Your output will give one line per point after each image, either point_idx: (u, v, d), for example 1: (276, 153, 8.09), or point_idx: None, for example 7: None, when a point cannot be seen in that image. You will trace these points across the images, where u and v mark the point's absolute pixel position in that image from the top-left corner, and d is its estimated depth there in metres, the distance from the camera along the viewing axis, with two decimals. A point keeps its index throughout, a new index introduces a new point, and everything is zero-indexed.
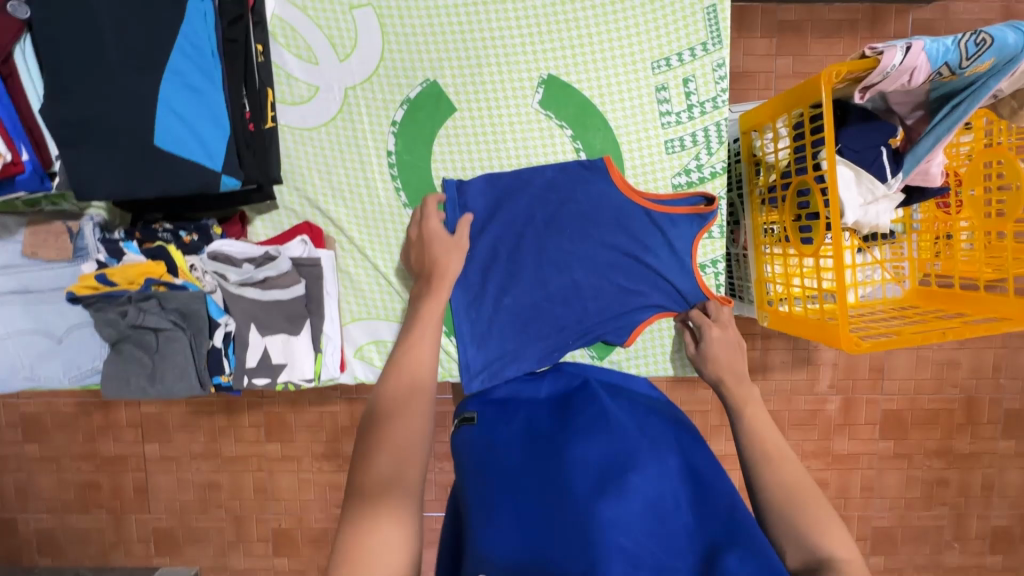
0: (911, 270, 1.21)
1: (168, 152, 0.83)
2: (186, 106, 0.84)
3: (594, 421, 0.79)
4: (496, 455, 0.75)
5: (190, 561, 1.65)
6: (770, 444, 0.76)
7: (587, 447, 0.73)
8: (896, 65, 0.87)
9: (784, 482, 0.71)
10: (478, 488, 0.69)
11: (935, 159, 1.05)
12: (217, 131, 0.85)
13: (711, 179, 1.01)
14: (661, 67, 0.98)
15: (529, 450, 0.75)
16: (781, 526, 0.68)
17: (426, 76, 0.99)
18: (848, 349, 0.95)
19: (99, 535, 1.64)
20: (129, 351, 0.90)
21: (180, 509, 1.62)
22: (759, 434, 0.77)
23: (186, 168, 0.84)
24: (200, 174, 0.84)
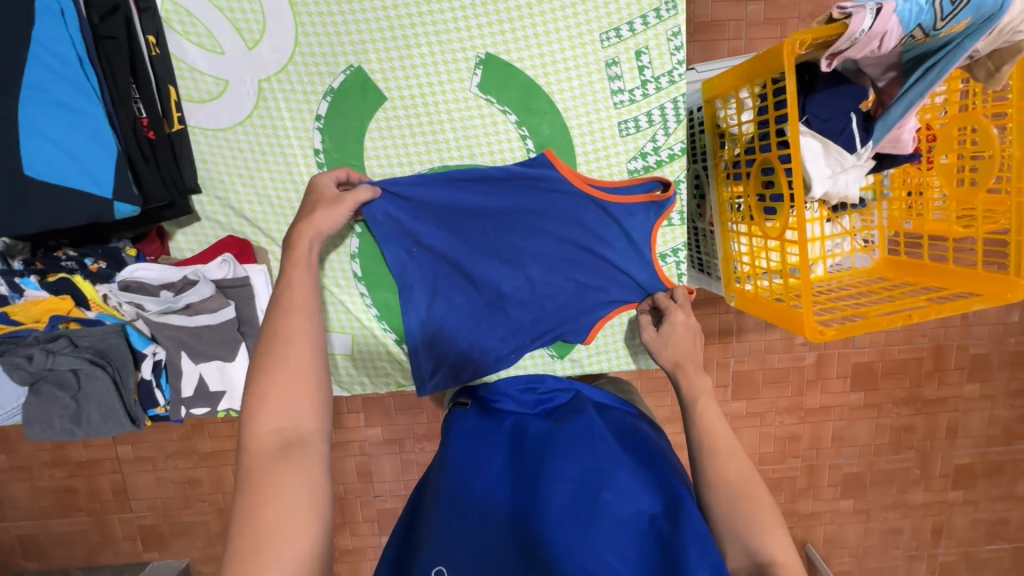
0: (881, 240, 1.18)
1: (42, 180, 0.72)
2: (57, 128, 0.72)
3: (583, 431, 0.80)
4: (477, 462, 0.77)
5: (180, 554, 1.64)
6: (719, 438, 0.74)
7: (571, 460, 0.75)
8: (865, 30, 0.79)
9: (730, 478, 0.70)
10: (452, 489, 0.73)
11: (907, 124, 0.98)
12: (99, 151, 0.74)
13: (670, 162, 0.93)
14: (610, 39, 0.88)
15: (517, 460, 0.78)
16: (722, 525, 0.68)
17: (349, 62, 0.88)
18: (812, 337, 0.89)
19: (84, 536, 1.62)
20: (49, 392, 0.83)
21: (163, 506, 1.60)
22: (710, 426, 0.75)
23: (68, 196, 0.72)
24: (87, 201, 0.73)
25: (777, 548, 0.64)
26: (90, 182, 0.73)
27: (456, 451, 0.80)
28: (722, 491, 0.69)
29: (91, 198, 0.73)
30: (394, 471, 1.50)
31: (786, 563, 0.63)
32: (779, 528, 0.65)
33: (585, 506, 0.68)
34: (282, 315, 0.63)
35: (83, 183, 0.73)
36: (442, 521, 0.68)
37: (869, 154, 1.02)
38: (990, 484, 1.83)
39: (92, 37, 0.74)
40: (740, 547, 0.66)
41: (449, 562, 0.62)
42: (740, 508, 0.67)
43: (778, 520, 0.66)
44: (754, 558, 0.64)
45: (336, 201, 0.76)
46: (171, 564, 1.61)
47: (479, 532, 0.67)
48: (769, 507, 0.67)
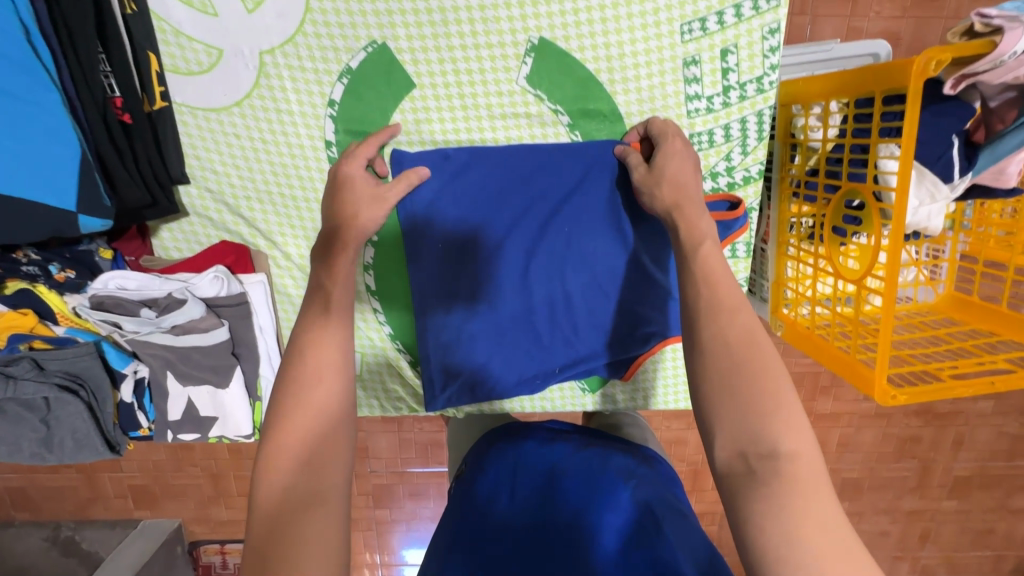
0: (949, 274, 1.07)
1: None
2: None
3: (594, 466, 0.66)
4: (479, 518, 0.64)
5: (171, 514, 1.62)
6: (720, 291, 0.53)
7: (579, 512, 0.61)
8: (1016, 52, 0.63)
9: (730, 344, 0.50)
10: (466, 524, 0.64)
11: (1017, 157, 0.85)
12: (49, 146, 0.59)
13: (744, 185, 0.79)
14: (691, 32, 0.72)
15: (509, 516, 0.64)
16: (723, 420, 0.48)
17: (372, 38, 0.72)
18: (881, 401, 0.80)
19: (74, 491, 1.59)
20: (14, 412, 0.72)
21: (155, 467, 1.56)
22: (714, 275, 0.55)
23: (25, 209, 0.59)
24: (46, 214, 0.60)
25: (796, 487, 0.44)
26: (45, 193, 0.59)
27: (459, 509, 0.67)
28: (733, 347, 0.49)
29: (51, 211, 0.60)
30: (391, 448, 1.39)
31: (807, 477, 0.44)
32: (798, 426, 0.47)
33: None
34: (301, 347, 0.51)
35: (36, 191, 0.59)
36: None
37: (963, 185, 0.89)
38: (986, 496, 1.81)
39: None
40: (733, 436, 0.47)
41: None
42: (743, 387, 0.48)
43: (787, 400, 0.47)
44: (753, 447, 0.46)
45: (376, 199, 0.64)
46: (164, 523, 1.59)
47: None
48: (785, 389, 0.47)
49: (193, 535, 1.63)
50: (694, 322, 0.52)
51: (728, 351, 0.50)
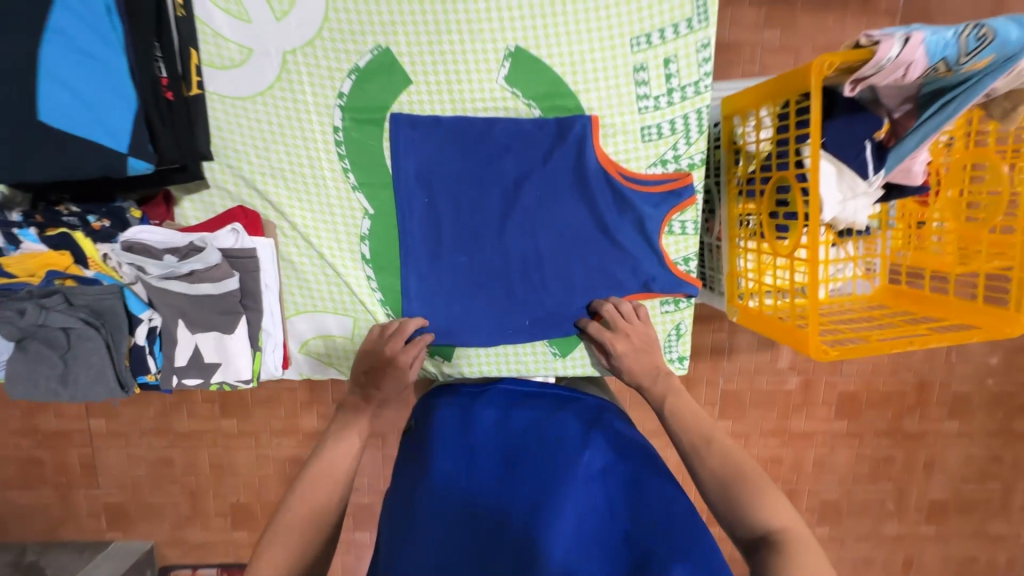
0: (882, 267, 1.19)
1: (59, 128, 0.72)
2: (74, 73, 0.72)
3: (559, 431, 0.81)
4: (445, 472, 0.75)
5: (145, 536, 1.70)
6: (694, 430, 0.77)
7: (537, 484, 0.72)
8: (892, 58, 0.79)
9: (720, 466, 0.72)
10: (443, 466, 0.76)
11: (919, 157, 1.00)
12: (117, 102, 0.74)
13: (690, 171, 0.93)
14: (640, 45, 0.88)
15: (469, 472, 0.75)
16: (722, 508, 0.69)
17: (377, 42, 0.87)
18: (816, 356, 0.91)
19: (46, 510, 1.67)
20: (37, 350, 0.79)
21: (132, 484, 1.66)
22: (685, 418, 0.80)
23: (83, 148, 0.73)
24: (101, 155, 0.73)
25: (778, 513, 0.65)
26: (107, 136, 0.74)
27: (435, 449, 0.80)
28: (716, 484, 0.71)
29: (106, 151, 0.73)
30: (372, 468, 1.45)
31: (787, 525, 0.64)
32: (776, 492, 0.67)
33: (578, 553, 0.65)
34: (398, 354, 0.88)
35: (98, 136, 0.73)
36: (398, 547, 0.66)
37: (880, 182, 1.03)
38: (964, 521, 1.85)
39: None
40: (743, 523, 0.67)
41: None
42: (732, 490, 0.69)
43: (769, 483, 0.68)
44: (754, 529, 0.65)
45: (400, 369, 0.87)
46: (136, 545, 1.68)
47: (444, 541, 0.66)
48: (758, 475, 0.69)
49: (165, 558, 1.71)
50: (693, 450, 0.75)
51: (716, 467, 0.72)
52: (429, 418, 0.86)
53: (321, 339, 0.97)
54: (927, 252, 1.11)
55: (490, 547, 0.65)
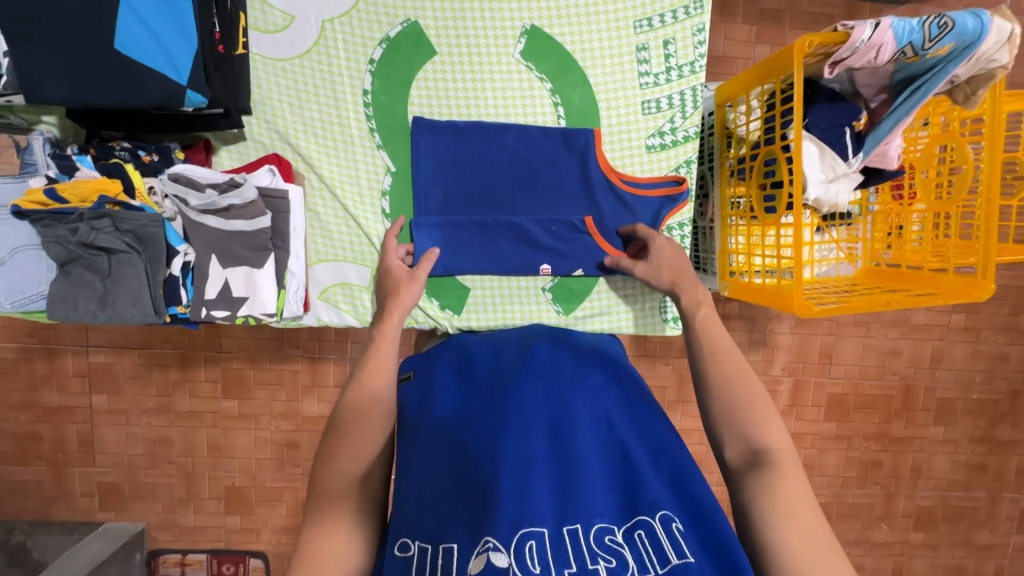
0: (865, 252, 1.28)
1: (130, 59, 0.80)
2: (151, 12, 0.81)
3: (547, 360, 0.87)
4: (449, 391, 0.83)
5: (136, 518, 1.70)
6: (718, 342, 0.81)
7: (536, 398, 0.79)
8: (864, 40, 0.90)
9: (729, 377, 0.76)
10: (444, 390, 0.83)
11: (893, 142, 1.10)
12: (183, 41, 0.82)
13: (684, 142, 1.02)
14: (642, 27, 0.99)
15: (473, 384, 0.83)
16: (724, 423, 0.73)
17: (407, 16, 0.97)
18: (801, 313, 1.01)
19: (38, 487, 1.65)
20: (80, 274, 0.86)
21: (128, 463, 1.66)
22: (706, 332, 0.83)
23: (149, 78, 0.80)
24: (165, 87, 0.81)
25: (772, 435, 0.70)
26: (169, 70, 0.81)
27: (433, 379, 0.87)
28: (722, 392, 0.75)
29: (168, 83, 0.81)
30: None
31: (782, 450, 0.69)
32: (773, 419, 0.72)
33: (570, 457, 0.71)
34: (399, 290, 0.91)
35: (162, 70, 0.81)
36: (407, 464, 0.73)
37: (859, 165, 1.12)
38: (951, 529, 1.88)
39: None
40: (739, 441, 0.71)
41: (415, 533, 0.65)
42: (738, 403, 0.74)
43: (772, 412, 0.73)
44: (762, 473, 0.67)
45: (410, 279, 0.93)
46: (126, 527, 1.67)
47: (447, 451, 0.73)
48: (761, 403, 0.73)
49: (155, 542, 1.70)
50: (702, 366, 0.79)
51: (729, 387, 0.75)
52: (439, 347, 0.96)
53: (341, 286, 1.02)
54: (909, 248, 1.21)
55: (488, 450, 0.71)
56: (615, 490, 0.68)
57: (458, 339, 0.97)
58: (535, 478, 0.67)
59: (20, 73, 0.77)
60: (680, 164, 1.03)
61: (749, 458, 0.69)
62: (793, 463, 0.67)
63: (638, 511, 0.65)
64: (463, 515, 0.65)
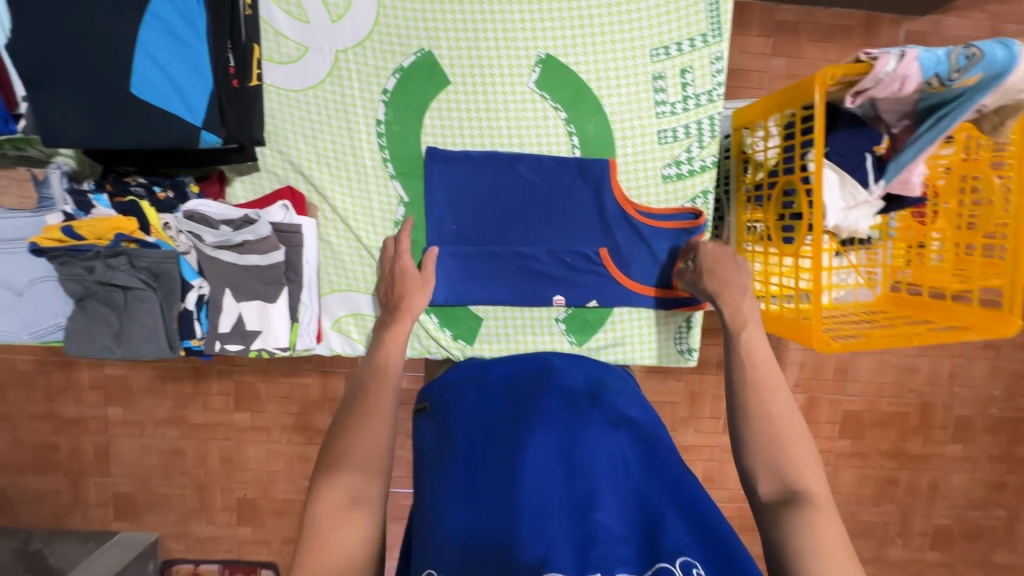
0: (883, 276, 1.23)
1: (145, 100, 0.81)
2: (166, 53, 0.81)
3: (568, 396, 0.84)
4: (465, 423, 0.81)
5: (150, 528, 1.71)
6: (763, 372, 0.77)
7: (554, 435, 0.76)
8: (889, 72, 0.88)
9: (772, 413, 0.73)
10: (460, 421, 0.81)
11: (918, 169, 1.05)
12: (197, 81, 0.82)
13: (701, 172, 1.00)
14: (659, 56, 0.97)
15: (491, 417, 0.81)
16: (758, 461, 0.71)
17: (421, 46, 0.96)
18: (820, 349, 0.97)
19: (55, 497, 1.68)
20: (95, 309, 0.86)
21: (143, 474, 1.68)
22: (751, 357, 0.79)
23: (166, 119, 0.81)
24: (182, 127, 0.82)
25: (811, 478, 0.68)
26: (186, 111, 0.82)
27: (449, 411, 0.84)
28: (761, 424, 0.72)
29: (185, 123, 0.82)
30: None
31: (820, 492, 0.66)
32: (814, 463, 0.69)
33: (590, 502, 0.68)
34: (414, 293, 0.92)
35: (179, 112, 0.82)
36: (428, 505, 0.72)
37: (880, 192, 1.09)
38: (968, 548, 1.85)
39: None
40: (773, 477, 0.69)
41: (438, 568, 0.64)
42: (778, 441, 0.71)
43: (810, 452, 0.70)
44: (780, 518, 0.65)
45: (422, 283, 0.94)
46: (141, 537, 1.69)
47: (466, 489, 0.72)
48: (800, 441, 0.71)
49: (168, 552, 1.72)
50: (740, 395, 0.76)
51: (770, 420, 0.73)
52: (454, 374, 0.94)
53: (353, 316, 1.02)
54: (929, 270, 1.18)
55: (509, 495, 0.69)
56: (634, 538, 0.66)
57: (471, 364, 0.95)
58: (557, 526, 0.66)
59: (39, 118, 0.78)
60: (697, 195, 1.01)
61: (786, 495, 0.66)
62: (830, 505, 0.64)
63: (658, 558, 0.63)
64: (484, 561, 0.63)
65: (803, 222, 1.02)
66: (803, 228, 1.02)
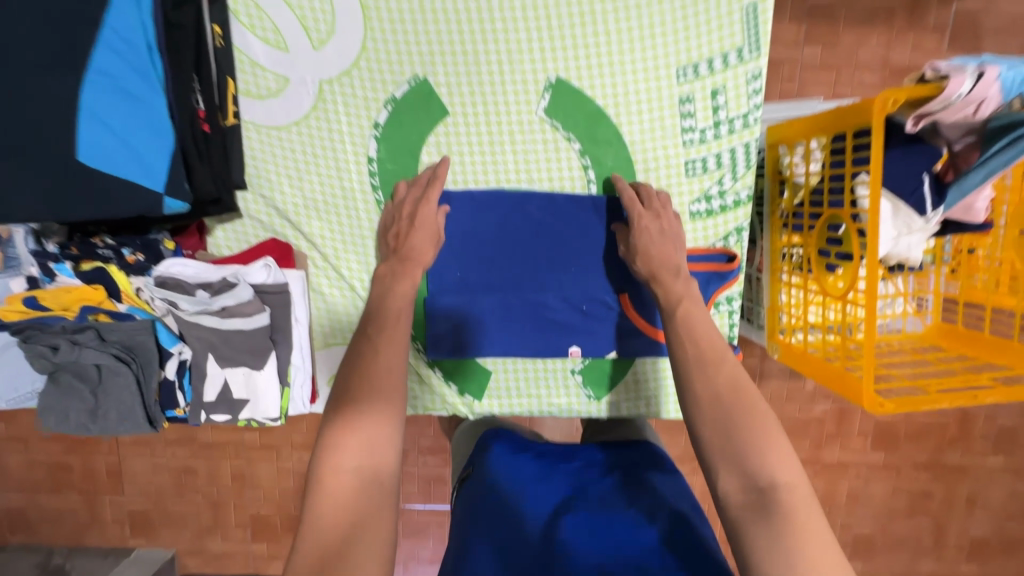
0: (935, 305, 1.12)
1: (100, 170, 0.72)
2: (115, 113, 0.72)
3: (608, 497, 0.72)
4: (489, 511, 0.70)
5: (166, 545, 1.66)
6: (704, 346, 0.68)
7: (592, 526, 0.66)
8: (962, 95, 0.74)
9: (719, 389, 0.64)
10: (484, 515, 0.69)
11: (983, 193, 0.93)
12: (156, 141, 0.74)
13: (735, 208, 0.88)
14: (687, 75, 0.84)
15: (523, 512, 0.69)
16: (717, 449, 0.61)
17: (416, 72, 0.84)
18: (869, 409, 0.85)
19: (72, 516, 1.62)
20: (68, 383, 0.80)
21: (156, 493, 1.62)
22: (697, 329, 0.70)
23: (124, 187, 0.73)
24: (141, 194, 0.73)
25: (779, 464, 0.59)
26: (145, 175, 0.74)
27: (475, 501, 0.73)
28: (713, 407, 0.63)
29: (145, 191, 0.74)
30: None
31: (791, 483, 0.57)
32: (780, 441, 0.60)
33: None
34: (415, 235, 0.80)
35: (140, 177, 0.74)
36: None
37: (938, 218, 0.97)
38: (1007, 561, 1.73)
39: (162, 24, 0.74)
40: (736, 472, 0.59)
41: None
42: (733, 423, 0.62)
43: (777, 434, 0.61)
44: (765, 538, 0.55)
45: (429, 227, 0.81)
46: (158, 553, 1.64)
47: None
48: (765, 424, 0.61)
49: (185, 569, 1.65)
50: (686, 377, 0.67)
51: (722, 400, 0.63)
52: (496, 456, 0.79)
53: None
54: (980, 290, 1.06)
55: None
56: None
57: (503, 443, 0.83)
58: None
59: None
60: (730, 232, 0.90)
61: (752, 495, 0.57)
62: (808, 510, 0.56)
63: None
64: None
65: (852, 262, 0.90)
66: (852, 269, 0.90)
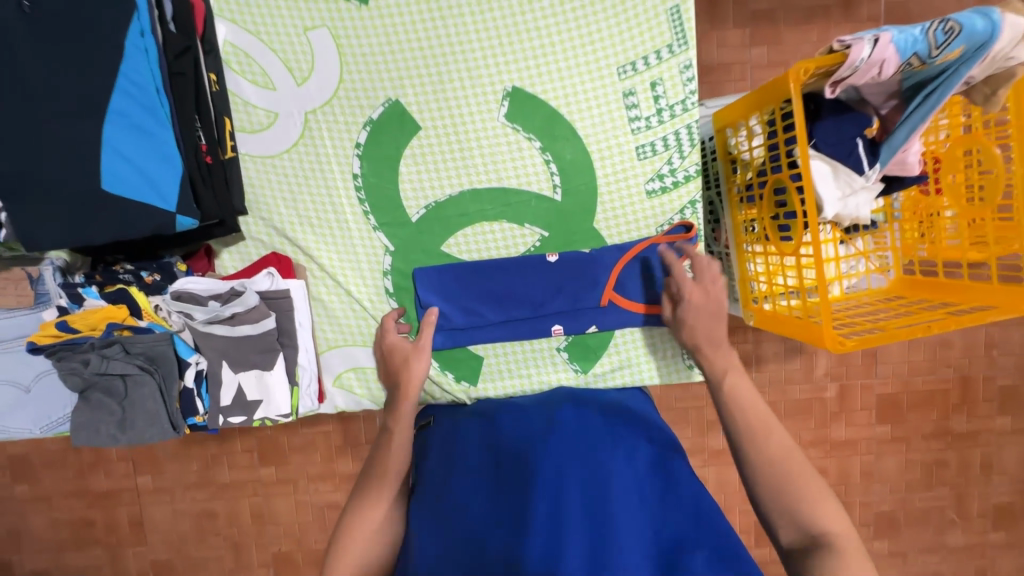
0: (895, 260, 1.20)
1: (119, 196, 0.83)
2: (131, 148, 0.83)
3: (573, 430, 0.82)
4: (464, 476, 0.79)
5: None
6: (752, 418, 0.80)
7: (558, 473, 0.75)
8: (864, 58, 0.84)
9: (772, 451, 0.77)
10: (461, 479, 0.78)
11: (912, 148, 1.02)
12: (166, 169, 0.84)
13: (686, 182, 0.98)
14: (627, 72, 0.96)
15: (497, 463, 0.79)
16: (773, 507, 0.74)
17: (388, 96, 0.96)
18: (833, 348, 0.92)
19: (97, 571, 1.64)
20: (98, 399, 0.89)
21: (178, 539, 1.63)
22: (741, 407, 0.82)
23: (139, 211, 0.83)
24: (155, 216, 0.84)
25: (829, 516, 0.72)
26: (160, 200, 0.84)
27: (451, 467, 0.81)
28: (770, 474, 0.75)
29: (159, 213, 0.84)
30: None
31: (837, 530, 0.71)
32: (823, 495, 0.73)
33: (603, 541, 0.69)
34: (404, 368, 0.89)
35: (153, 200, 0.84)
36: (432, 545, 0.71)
37: (877, 176, 1.03)
38: None
39: (167, 72, 0.84)
40: (792, 525, 0.73)
41: None
42: (788, 486, 0.74)
43: (825, 491, 0.74)
44: (809, 531, 0.71)
45: (417, 350, 0.90)
46: None
47: (470, 536, 0.70)
48: (810, 479, 0.74)
49: None
50: (739, 448, 0.79)
51: (776, 465, 0.76)
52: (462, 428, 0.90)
53: (354, 371, 1.01)
54: (944, 244, 1.13)
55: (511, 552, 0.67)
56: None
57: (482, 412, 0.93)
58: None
59: (19, 230, 0.81)
60: (686, 205, 0.99)
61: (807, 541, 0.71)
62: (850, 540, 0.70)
63: None
64: None
65: (797, 221, 0.98)
66: (798, 226, 0.98)
